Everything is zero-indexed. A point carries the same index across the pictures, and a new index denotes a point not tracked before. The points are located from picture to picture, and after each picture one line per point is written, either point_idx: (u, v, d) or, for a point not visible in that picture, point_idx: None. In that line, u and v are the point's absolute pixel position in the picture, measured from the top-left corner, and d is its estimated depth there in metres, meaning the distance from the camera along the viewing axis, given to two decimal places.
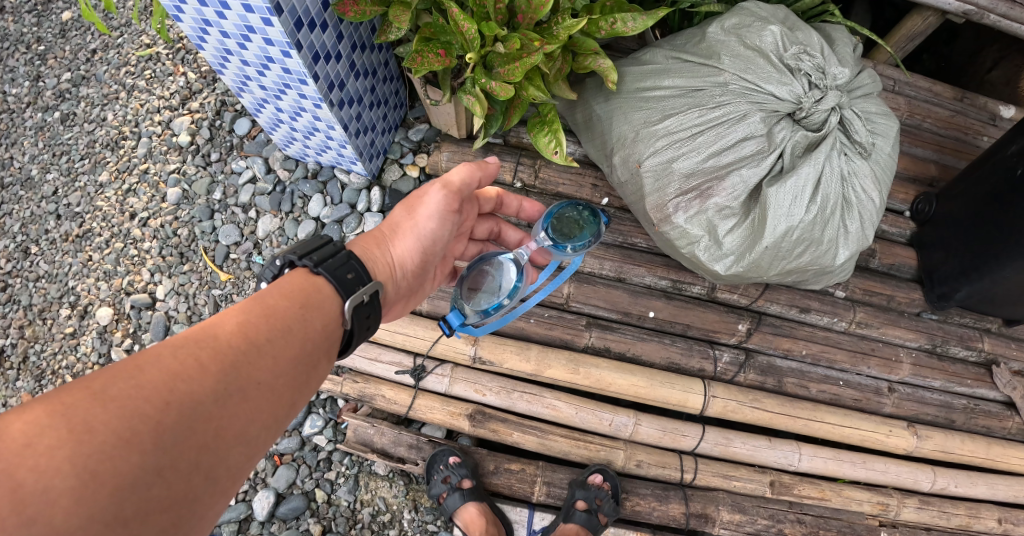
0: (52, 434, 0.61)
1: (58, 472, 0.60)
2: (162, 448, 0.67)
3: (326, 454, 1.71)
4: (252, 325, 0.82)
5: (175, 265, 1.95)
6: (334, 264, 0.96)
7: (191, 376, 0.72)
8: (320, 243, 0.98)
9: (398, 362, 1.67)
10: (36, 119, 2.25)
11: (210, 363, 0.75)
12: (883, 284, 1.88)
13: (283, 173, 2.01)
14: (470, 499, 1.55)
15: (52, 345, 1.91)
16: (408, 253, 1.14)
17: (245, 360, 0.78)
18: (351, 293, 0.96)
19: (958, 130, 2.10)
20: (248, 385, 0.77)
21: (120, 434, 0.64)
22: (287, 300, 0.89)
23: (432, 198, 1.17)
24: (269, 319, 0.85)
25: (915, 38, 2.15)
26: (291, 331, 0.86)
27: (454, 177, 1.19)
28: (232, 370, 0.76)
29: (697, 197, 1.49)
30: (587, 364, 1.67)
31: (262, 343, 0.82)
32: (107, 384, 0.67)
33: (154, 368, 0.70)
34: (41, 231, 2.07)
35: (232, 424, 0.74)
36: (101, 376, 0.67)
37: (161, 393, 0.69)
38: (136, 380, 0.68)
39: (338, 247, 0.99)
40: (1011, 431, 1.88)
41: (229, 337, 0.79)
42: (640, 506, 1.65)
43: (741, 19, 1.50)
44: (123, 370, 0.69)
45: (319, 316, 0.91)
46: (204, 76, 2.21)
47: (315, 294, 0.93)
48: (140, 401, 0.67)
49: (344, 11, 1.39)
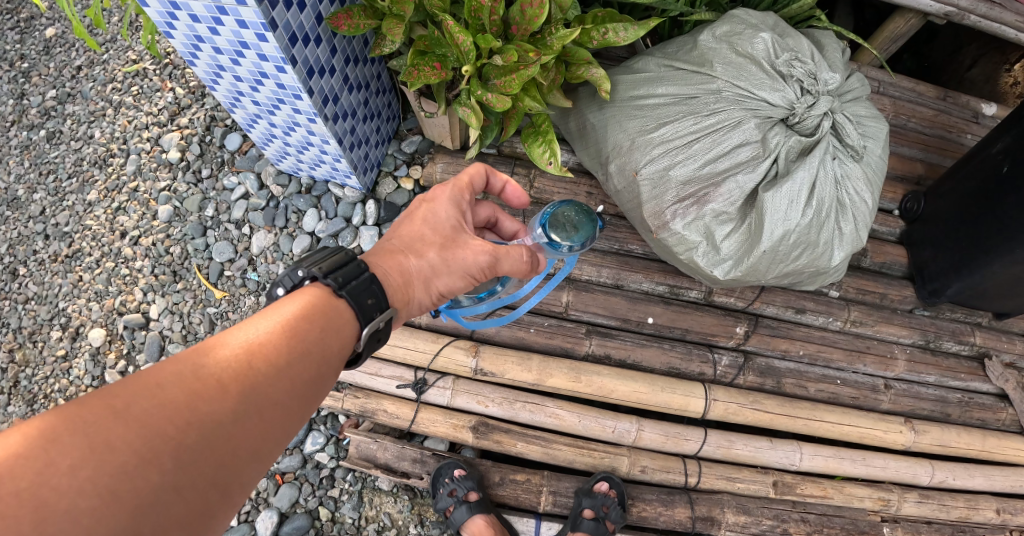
0: (73, 453, 0.60)
1: (80, 491, 0.59)
2: (180, 468, 0.65)
3: (328, 472, 1.70)
4: (271, 343, 0.81)
5: (168, 284, 1.92)
6: (356, 287, 0.94)
7: (211, 396, 0.71)
8: (328, 253, 0.96)
9: (399, 376, 1.65)
10: (21, 138, 2.21)
11: (229, 384, 0.73)
12: (875, 282, 1.91)
13: (276, 189, 1.99)
14: (476, 512, 1.54)
15: (43, 369, 1.87)
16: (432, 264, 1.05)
17: (263, 379, 0.77)
18: (364, 309, 0.94)
19: (942, 129, 2.15)
20: (264, 405, 0.76)
21: (141, 453, 0.63)
22: (307, 321, 0.87)
23: (446, 194, 1.13)
24: (288, 335, 0.83)
25: (898, 39, 2.17)
26: (308, 350, 0.84)
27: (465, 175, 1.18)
28: (251, 390, 0.75)
29: (694, 204, 1.50)
30: (589, 372, 1.67)
31: (281, 364, 0.80)
32: (130, 402, 0.66)
33: (175, 387, 0.69)
34: (29, 251, 2.03)
35: (249, 445, 0.73)
36: (124, 392, 0.66)
37: (182, 413, 0.68)
38: (158, 400, 0.67)
39: (361, 267, 0.96)
40: (1004, 422, 1.92)
41: (249, 357, 0.77)
42: (646, 512, 1.65)
43: (731, 27, 1.52)
44: (145, 387, 0.68)
45: (335, 333, 0.90)
46: (193, 91, 2.19)
47: (334, 315, 0.91)
48: (162, 420, 0.66)
49: (338, 26, 1.38)
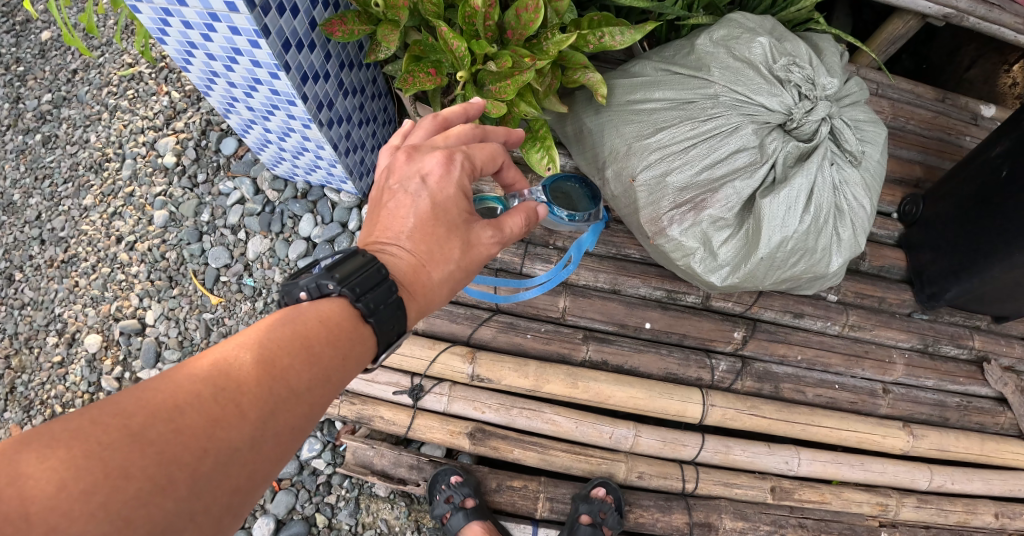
0: (86, 477, 0.55)
1: (91, 518, 0.54)
2: (194, 495, 0.61)
3: (326, 478, 1.70)
4: (294, 369, 0.74)
5: (164, 290, 1.91)
6: (384, 314, 0.86)
7: (229, 422, 0.66)
8: (360, 263, 0.87)
9: (395, 383, 1.65)
10: (16, 142, 2.21)
11: (250, 409, 0.68)
12: (874, 286, 1.90)
13: (271, 194, 1.99)
14: (473, 518, 1.53)
15: (40, 375, 1.86)
16: (454, 270, 0.97)
17: (283, 406, 0.71)
18: (386, 338, 0.87)
19: (941, 131, 2.14)
20: (283, 430, 0.71)
21: (156, 479, 0.58)
22: (332, 345, 0.80)
23: (455, 180, 0.99)
24: (311, 359, 0.76)
25: (897, 41, 2.16)
26: (329, 378, 0.78)
27: (473, 155, 1.03)
28: (270, 417, 0.69)
29: (691, 210, 1.49)
30: (586, 378, 1.66)
31: (302, 390, 0.74)
32: (147, 425, 0.61)
33: (194, 411, 0.64)
34: (25, 257, 2.02)
35: (264, 472, 0.68)
36: (142, 412, 0.61)
37: (200, 439, 0.63)
38: (176, 424, 0.62)
39: (393, 289, 0.87)
40: (1003, 426, 1.91)
41: (272, 381, 0.71)
42: (643, 518, 1.64)
43: (729, 31, 1.51)
44: (162, 409, 0.63)
45: (356, 359, 0.83)
46: (188, 95, 2.19)
47: (358, 339, 0.84)
48: (177, 445, 0.61)
49: (332, 31, 1.36)
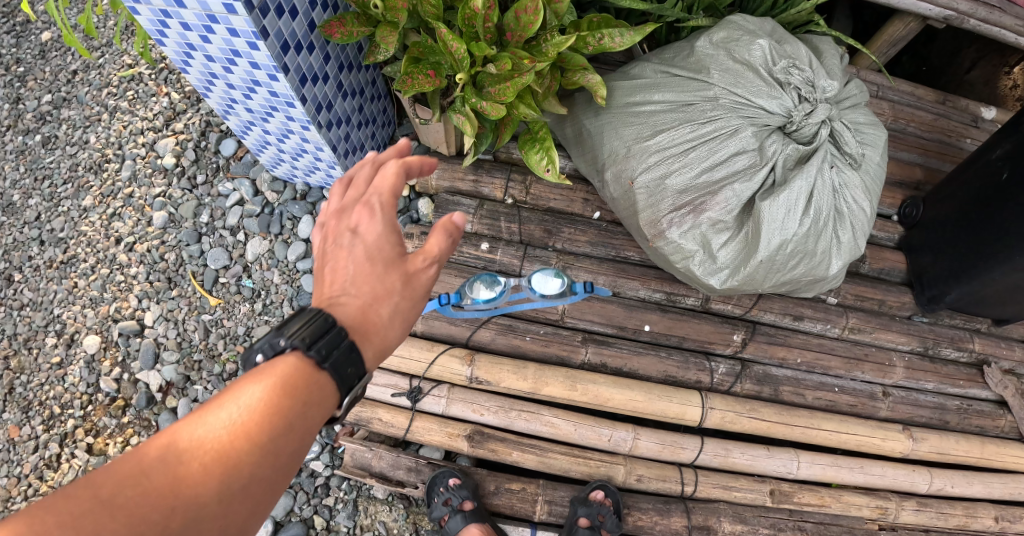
0: None
1: None
2: None
3: (323, 480, 1.69)
4: (253, 421, 0.72)
5: (163, 291, 1.91)
6: (339, 357, 0.82)
7: (192, 481, 0.66)
8: (304, 316, 0.83)
9: (393, 385, 1.64)
10: (16, 143, 2.20)
11: (212, 465, 0.68)
12: (874, 289, 1.89)
13: (270, 195, 1.99)
14: (471, 521, 1.53)
15: (38, 376, 1.86)
16: (399, 302, 0.92)
17: (248, 461, 0.70)
18: (345, 381, 0.82)
19: (941, 133, 2.14)
20: (253, 483, 0.70)
21: None
22: (289, 394, 0.77)
23: (381, 220, 0.96)
24: (268, 412, 0.74)
25: (897, 43, 2.15)
26: (292, 426, 0.75)
27: (387, 185, 0.99)
28: (234, 472, 0.69)
29: (690, 213, 1.48)
30: (585, 380, 1.66)
31: (266, 441, 0.72)
32: (114, 492, 0.63)
33: (158, 473, 0.66)
34: (24, 257, 2.02)
35: (236, 525, 0.69)
36: (108, 481, 0.64)
37: (165, 500, 0.65)
38: (141, 489, 0.64)
39: (340, 331, 0.83)
40: (1003, 429, 1.91)
41: (234, 438, 0.71)
42: (642, 521, 1.62)
43: (728, 33, 1.51)
44: (129, 475, 0.65)
45: (318, 405, 0.79)
46: (187, 96, 2.19)
47: (316, 385, 0.80)
48: (143, 511, 0.63)
49: (331, 33, 1.37)
